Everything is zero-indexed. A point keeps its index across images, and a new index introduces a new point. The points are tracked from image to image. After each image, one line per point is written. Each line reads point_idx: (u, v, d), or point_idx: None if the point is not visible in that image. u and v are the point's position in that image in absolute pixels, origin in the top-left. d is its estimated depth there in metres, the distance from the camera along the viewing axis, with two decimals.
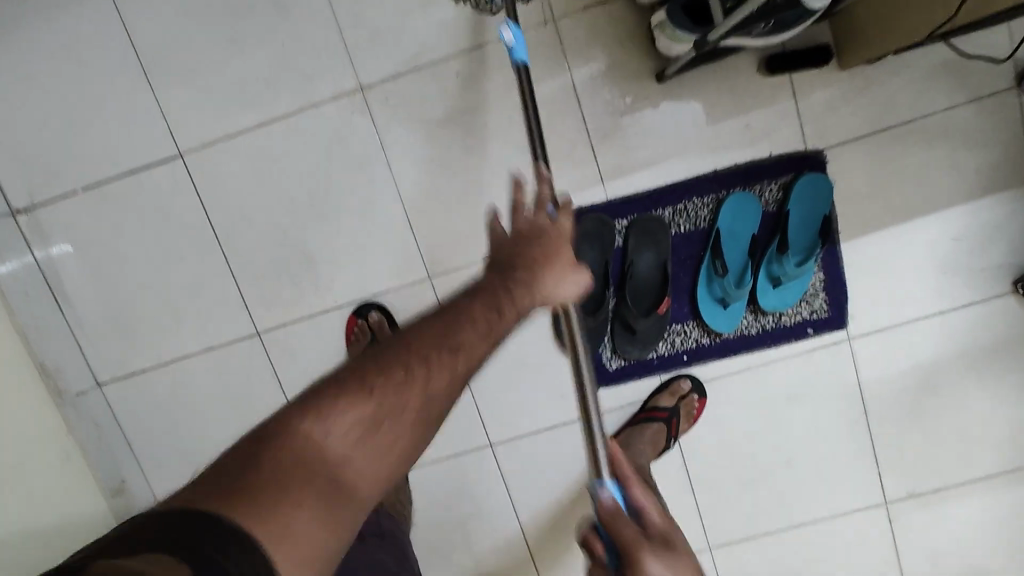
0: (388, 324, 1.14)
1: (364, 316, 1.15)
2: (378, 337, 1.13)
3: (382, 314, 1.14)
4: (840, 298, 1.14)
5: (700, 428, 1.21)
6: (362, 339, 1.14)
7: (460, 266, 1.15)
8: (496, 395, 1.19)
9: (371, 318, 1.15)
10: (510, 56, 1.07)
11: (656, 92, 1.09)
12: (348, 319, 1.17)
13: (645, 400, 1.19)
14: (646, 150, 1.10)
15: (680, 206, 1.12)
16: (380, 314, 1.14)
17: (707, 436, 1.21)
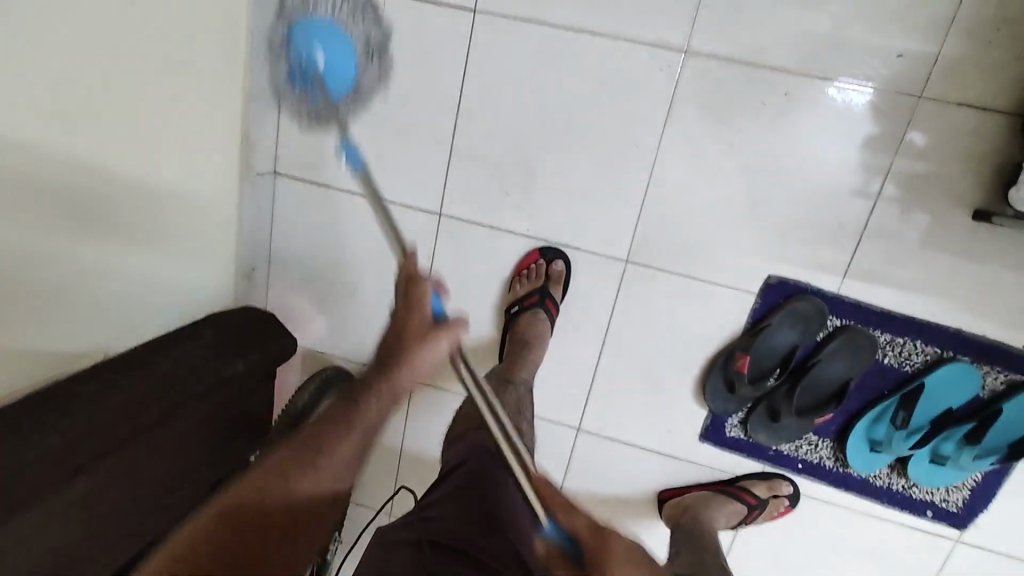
0: (562, 280, 1.12)
1: (546, 260, 1.12)
2: (550, 286, 1.11)
3: (564, 269, 1.12)
4: (978, 506, 1.09)
5: (766, 529, 1.19)
6: (533, 278, 1.11)
7: (659, 269, 1.10)
8: (612, 393, 1.19)
9: (552, 265, 1.12)
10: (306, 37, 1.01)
11: (964, 227, 0.98)
12: (528, 254, 1.13)
13: (739, 477, 1.17)
14: (909, 273, 1.01)
15: (900, 340, 1.04)
16: (563, 267, 1.12)
17: (768, 538, 1.20)
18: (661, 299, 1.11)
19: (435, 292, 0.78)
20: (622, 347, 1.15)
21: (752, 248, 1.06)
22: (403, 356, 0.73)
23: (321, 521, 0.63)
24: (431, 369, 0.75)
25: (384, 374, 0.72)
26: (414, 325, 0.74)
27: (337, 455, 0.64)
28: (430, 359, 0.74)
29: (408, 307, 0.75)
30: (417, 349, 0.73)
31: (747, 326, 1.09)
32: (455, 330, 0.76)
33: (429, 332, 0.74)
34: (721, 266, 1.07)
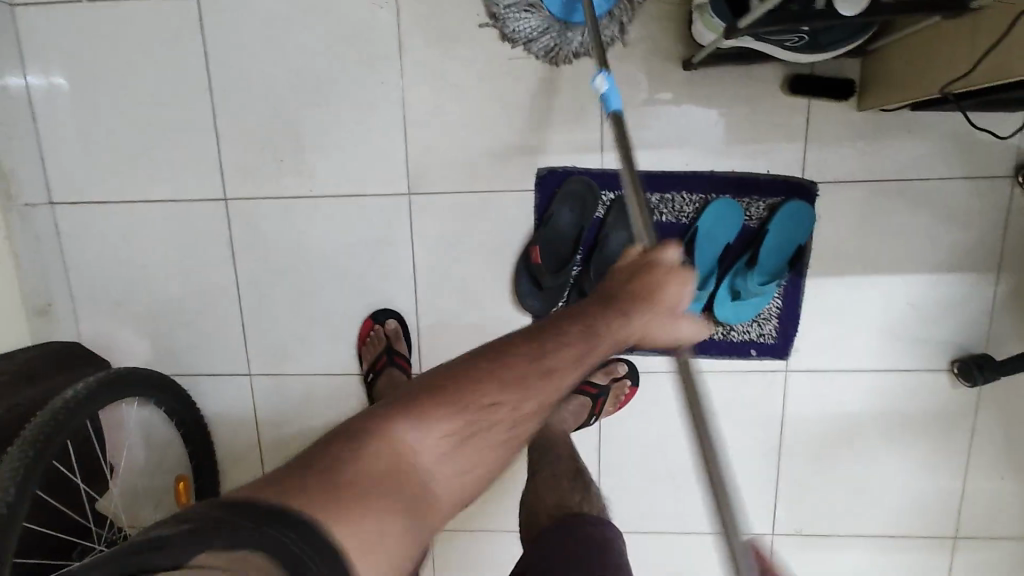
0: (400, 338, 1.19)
1: (381, 322, 1.20)
2: (393, 343, 1.18)
3: (399, 323, 1.20)
4: (790, 331, 1.16)
5: (623, 416, 1.23)
6: (376, 342, 1.19)
7: (443, 192, 1.14)
8: (442, 326, 1.21)
9: (388, 325, 1.20)
10: None
11: (680, 78, 1.08)
12: (364, 323, 1.22)
13: None
14: (653, 133, 1.10)
15: (668, 196, 1.12)
16: (399, 322, 1.20)
17: (628, 424, 1.23)
18: (454, 221, 1.16)
19: (683, 286, 0.69)
20: (435, 279, 1.19)
21: (517, 150, 1.13)
22: (650, 290, 0.68)
23: (404, 520, 0.58)
24: (655, 343, 0.70)
25: (595, 317, 0.67)
26: (664, 304, 0.68)
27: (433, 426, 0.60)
28: (658, 336, 0.69)
29: (664, 282, 0.69)
30: (655, 314, 0.68)
31: (536, 222, 1.14)
32: (694, 333, 0.70)
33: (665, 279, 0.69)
34: (495, 173, 1.13)
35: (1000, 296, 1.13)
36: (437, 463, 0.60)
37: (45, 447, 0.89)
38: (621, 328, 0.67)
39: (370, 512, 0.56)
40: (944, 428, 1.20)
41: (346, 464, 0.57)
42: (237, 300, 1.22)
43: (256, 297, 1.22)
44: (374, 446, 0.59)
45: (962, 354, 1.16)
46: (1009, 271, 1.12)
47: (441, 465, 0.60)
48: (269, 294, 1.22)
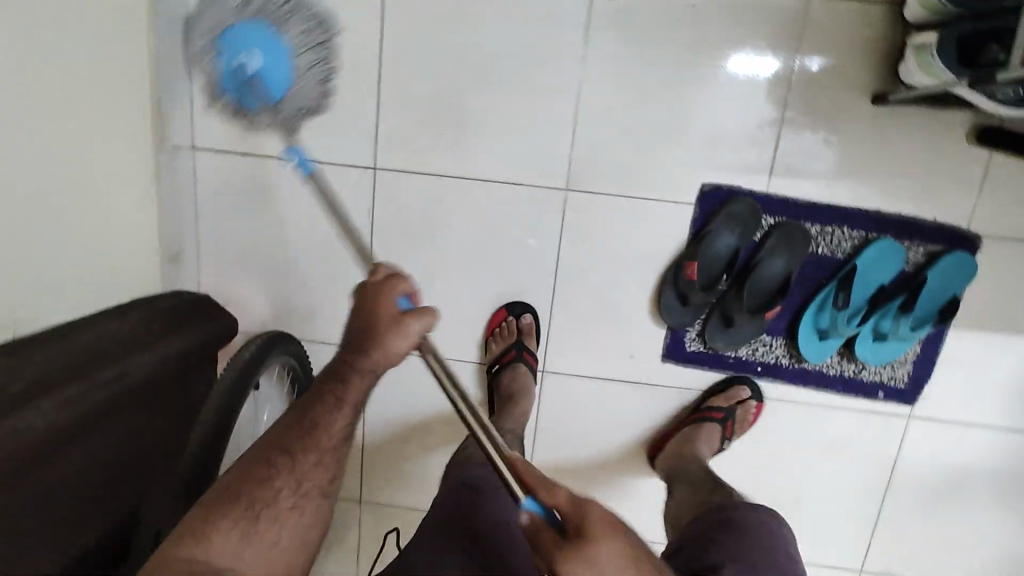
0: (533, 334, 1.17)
1: (515, 316, 1.17)
2: (525, 340, 1.16)
3: (533, 321, 1.17)
4: (921, 378, 1.16)
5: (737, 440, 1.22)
6: (507, 335, 1.16)
7: (600, 194, 1.12)
8: (572, 327, 1.19)
9: (522, 320, 1.17)
10: (237, 54, 0.95)
11: (865, 112, 1.06)
12: (496, 313, 1.19)
13: (705, 392, 1.19)
14: (826, 164, 1.08)
15: (829, 229, 1.10)
16: (532, 320, 1.17)
17: (741, 448, 1.23)
18: (605, 223, 1.13)
19: (404, 292, 0.72)
20: (575, 279, 1.16)
21: (683, 160, 1.10)
22: (371, 337, 0.70)
23: (266, 552, 0.64)
24: (399, 359, 0.71)
25: (338, 370, 0.71)
26: (383, 321, 0.70)
27: (220, 524, 0.63)
28: (393, 352, 0.70)
29: (377, 298, 0.71)
30: (371, 354, 0.70)
31: (690, 236, 1.12)
32: (424, 322, 0.71)
33: (390, 324, 0.70)
34: (656, 182, 1.11)
35: None
36: (237, 559, 0.62)
37: (239, 391, 0.99)
38: (374, 359, 0.70)
39: (256, 544, 0.64)
40: None
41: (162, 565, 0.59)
42: (365, 273, 1.19)
43: None
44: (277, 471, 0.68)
45: None
46: None
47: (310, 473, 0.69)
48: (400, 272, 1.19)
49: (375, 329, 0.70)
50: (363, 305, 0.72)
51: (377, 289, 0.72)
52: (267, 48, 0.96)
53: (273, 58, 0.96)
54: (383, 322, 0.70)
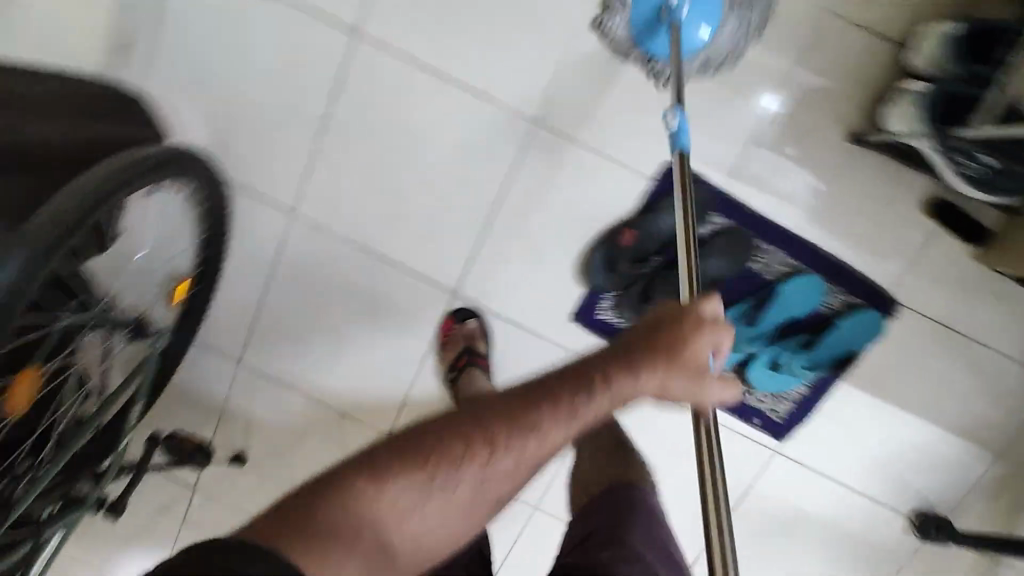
0: (478, 337, 1.18)
1: (459, 320, 1.19)
2: (472, 345, 1.17)
3: (479, 325, 1.19)
4: (798, 418, 1.19)
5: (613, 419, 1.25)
6: (455, 341, 1.17)
7: (567, 136, 1.10)
8: (496, 257, 1.18)
9: (466, 324, 1.19)
10: None
11: (838, 146, 1.06)
12: (445, 319, 1.21)
13: None
14: (785, 184, 1.09)
15: (768, 248, 1.11)
16: (477, 324, 1.19)
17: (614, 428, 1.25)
18: (561, 167, 1.12)
19: (713, 315, 0.71)
20: (514, 213, 1.15)
21: (656, 132, 1.09)
22: (672, 345, 0.69)
23: (456, 522, 0.62)
24: (682, 397, 0.70)
25: (611, 367, 0.68)
26: (697, 318, 0.71)
27: (464, 474, 0.61)
28: (701, 389, 0.70)
29: (699, 331, 0.70)
30: (670, 367, 0.69)
31: (637, 209, 1.12)
32: (723, 390, 0.72)
33: (704, 324, 0.71)
34: (623, 144, 1.10)
35: (984, 477, 1.20)
36: (480, 481, 0.62)
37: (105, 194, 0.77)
38: (631, 387, 0.68)
39: (438, 500, 0.60)
40: (875, 561, 1.27)
41: (429, 449, 0.61)
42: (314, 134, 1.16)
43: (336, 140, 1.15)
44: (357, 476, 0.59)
45: (924, 508, 1.23)
46: (1005, 460, 1.18)
47: (474, 482, 0.62)
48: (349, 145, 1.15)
49: (691, 318, 0.71)
50: (663, 320, 0.71)
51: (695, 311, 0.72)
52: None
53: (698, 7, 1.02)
54: (676, 338, 0.70)
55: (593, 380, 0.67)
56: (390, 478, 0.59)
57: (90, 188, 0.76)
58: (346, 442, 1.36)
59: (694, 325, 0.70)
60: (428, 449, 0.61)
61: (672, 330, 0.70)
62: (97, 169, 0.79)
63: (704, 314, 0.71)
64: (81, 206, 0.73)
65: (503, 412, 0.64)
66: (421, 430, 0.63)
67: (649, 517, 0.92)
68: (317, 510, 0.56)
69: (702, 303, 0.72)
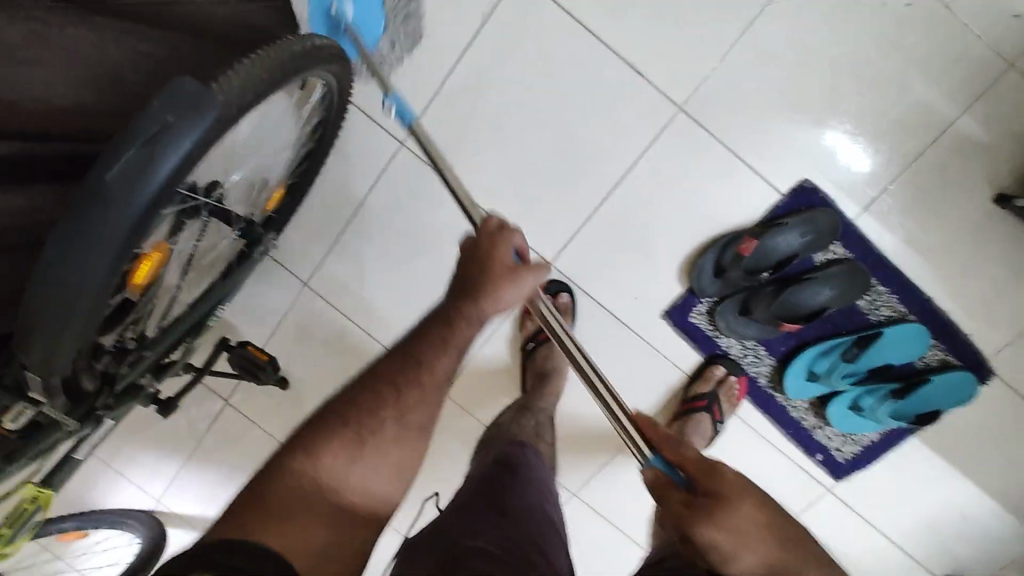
0: (569, 314, 1.16)
1: (552, 292, 1.16)
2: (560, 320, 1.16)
3: (571, 302, 1.16)
4: (860, 463, 1.19)
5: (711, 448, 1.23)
6: None
7: (710, 130, 1.05)
8: (601, 238, 1.13)
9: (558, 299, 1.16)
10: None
11: (984, 203, 1.02)
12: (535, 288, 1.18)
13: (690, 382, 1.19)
14: (917, 229, 1.05)
15: (883, 289, 1.08)
16: (570, 300, 1.16)
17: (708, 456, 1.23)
18: (695, 161, 1.07)
19: (517, 244, 0.82)
20: (632, 197, 1.10)
21: (800, 147, 1.04)
22: (489, 285, 0.78)
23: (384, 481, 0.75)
24: (506, 308, 0.80)
25: (455, 308, 0.79)
26: (503, 265, 0.79)
27: (383, 426, 0.74)
28: (505, 300, 0.78)
29: (494, 247, 0.80)
30: (482, 305, 0.78)
31: (761, 220, 1.08)
32: (537, 275, 0.80)
33: (514, 273, 0.79)
34: (764, 152, 1.05)
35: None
36: (404, 415, 0.75)
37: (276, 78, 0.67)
38: (472, 313, 0.78)
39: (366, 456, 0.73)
40: None
41: (377, 403, 0.75)
42: (444, 68, 1.09)
43: (466, 78, 1.09)
44: (290, 473, 0.70)
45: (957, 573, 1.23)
46: None
47: (366, 465, 0.73)
48: (478, 88, 1.09)
49: (496, 261, 0.79)
50: (477, 249, 0.80)
51: (496, 231, 0.81)
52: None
53: (366, 13, 0.93)
54: (495, 263, 0.79)
55: (427, 340, 0.78)
56: (332, 445, 0.72)
57: (275, 67, 0.66)
58: None
59: (506, 242, 0.80)
60: (355, 429, 0.73)
61: (479, 280, 0.78)
62: (271, 48, 0.68)
63: (513, 237, 0.82)
64: (259, 87, 0.63)
65: (363, 402, 0.75)
66: (345, 423, 0.74)
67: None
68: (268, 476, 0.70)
69: (511, 236, 0.81)
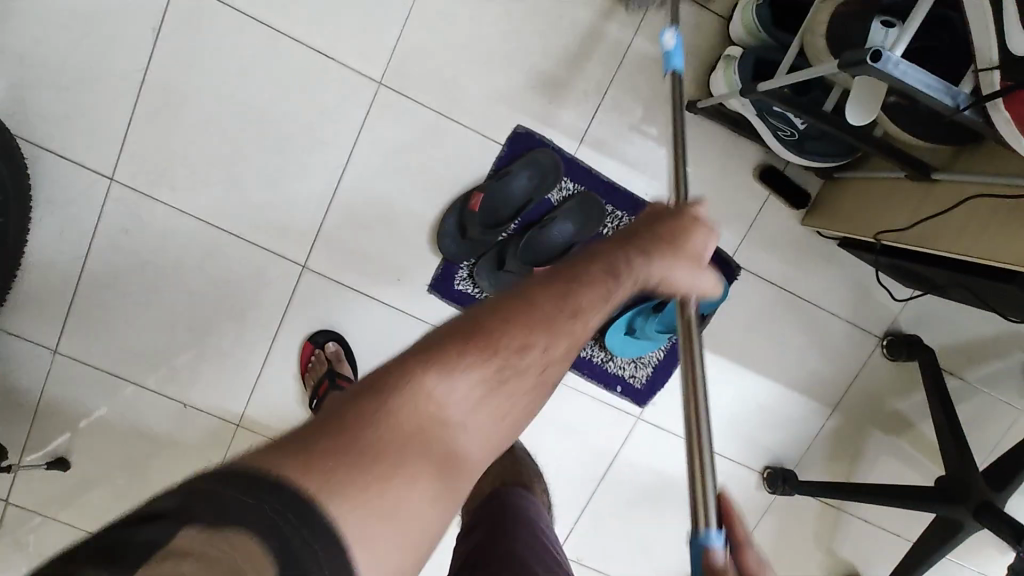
0: (343, 359, 1.13)
1: (320, 345, 1.14)
2: (335, 367, 1.11)
3: (339, 346, 1.14)
4: (656, 383, 1.22)
5: None
6: (317, 367, 1.11)
7: (416, 99, 1.07)
8: (347, 228, 1.12)
9: (327, 348, 1.14)
10: None
11: (678, 114, 1.10)
12: (304, 346, 1.16)
13: None
14: (632, 151, 1.11)
15: (620, 214, 1.13)
16: (337, 344, 1.14)
17: None
18: (411, 131, 1.08)
19: (697, 243, 0.69)
20: (363, 181, 1.10)
21: (505, 97, 1.07)
22: (649, 245, 0.66)
23: (424, 503, 0.49)
24: (612, 302, 0.62)
25: (596, 258, 0.64)
26: (688, 250, 0.68)
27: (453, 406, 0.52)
28: (682, 276, 0.66)
29: (672, 230, 0.68)
30: (597, 282, 0.61)
31: (490, 173, 1.09)
32: (694, 277, 0.68)
33: (681, 245, 0.68)
34: (474, 108, 1.08)
35: (824, 429, 1.28)
36: (467, 416, 0.53)
37: None
38: (600, 301, 0.60)
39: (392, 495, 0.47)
40: None
41: (401, 413, 0.50)
42: (134, 92, 1.05)
43: (164, 96, 1.05)
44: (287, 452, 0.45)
45: (777, 464, 1.29)
46: (840, 412, 1.27)
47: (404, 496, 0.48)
48: (175, 103, 1.05)
49: (681, 245, 0.68)
50: (666, 219, 0.69)
51: (679, 220, 0.69)
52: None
53: None
54: (650, 243, 0.67)
55: (536, 339, 0.56)
56: (347, 491, 0.45)
57: None
58: (189, 441, 1.21)
59: (684, 215, 0.70)
60: (366, 432, 0.48)
61: (653, 240, 0.67)
62: None
63: (693, 216, 0.70)
64: None
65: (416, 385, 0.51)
66: (374, 444, 0.48)
67: (530, 519, 0.85)
68: (318, 447, 0.46)
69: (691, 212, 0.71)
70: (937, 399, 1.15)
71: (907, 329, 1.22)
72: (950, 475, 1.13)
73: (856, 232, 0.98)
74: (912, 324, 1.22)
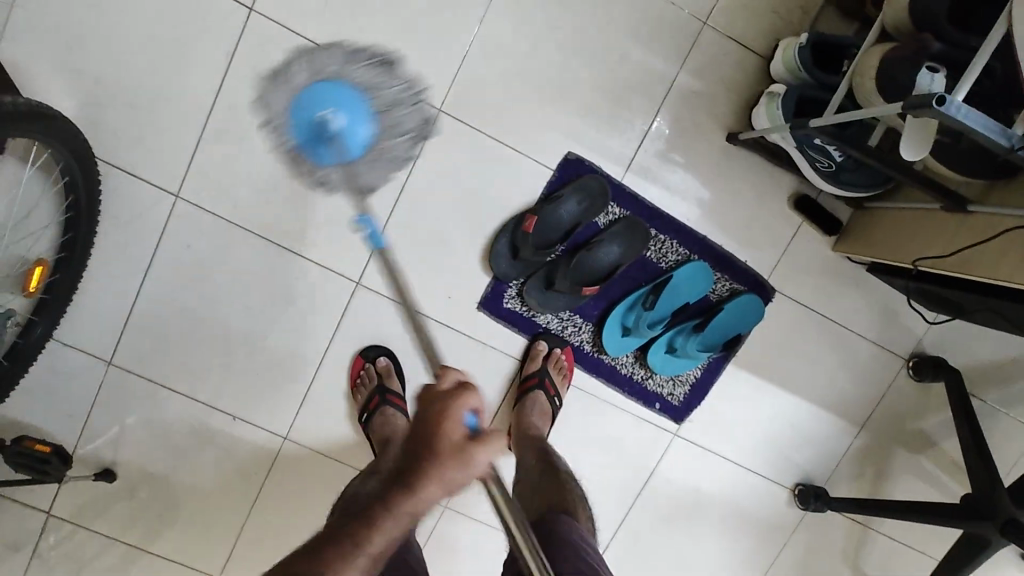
0: (392, 374, 1.17)
1: (371, 360, 1.18)
2: (385, 383, 1.16)
3: (390, 361, 1.18)
4: (694, 401, 1.26)
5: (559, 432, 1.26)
6: (368, 382, 1.16)
7: (472, 126, 1.12)
8: (402, 247, 1.16)
9: (378, 363, 1.18)
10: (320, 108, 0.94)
11: (719, 143, 1.16)
12: (355, 360, 1.20)
13: (522, 366, 1.22)
14: (675, 179, 1.17)
15: (663, 238, 1.18)
16: (388, 360, 1.18)
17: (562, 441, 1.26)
18: (466, 155, 1.13)
19: (472, 409, 0.67)
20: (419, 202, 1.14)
21: (556, 125, 1.13)
22: (426, 447, 0.66)
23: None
24: (454, 487, 0.67)
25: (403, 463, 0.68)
26: (450, 446, 0.65)
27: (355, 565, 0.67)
28: (453, 483, 0.65)
29: (442, 417, 0.66)
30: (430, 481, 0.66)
31: (541, 197, 1.15)
32: (463, 431, 0.66)
33: (463, 449, 0.65)
34: (527, 135, 1.13)
35: (852, 447, 1.32)
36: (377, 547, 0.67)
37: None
38: (419, 501, 0.67)
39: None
40: (767, 536, 1.35)
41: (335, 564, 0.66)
42: (202, 114, 1.09)
43: (232, 118, 1.10)
44: None
45: (806, 481, 1.33)
46: (867, 431, 1.32)
47: None
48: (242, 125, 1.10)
49: (441, 409, 0.67)
50: (427, 413, 0.67)
51: (437, 410, 0.67)
52: (346, 107, 0.95)
53: (353, 118, 0.95)
54: (441, 421, 0.66)
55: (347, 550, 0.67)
56: None
57: None
58: (235, 453, 1.23)
59: (449, 407, 0.66)
60: None
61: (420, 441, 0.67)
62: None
63: (444, 387, 0.69)
64: None
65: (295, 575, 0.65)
66: None
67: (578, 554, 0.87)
68: None
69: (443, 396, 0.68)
70: (961, 419, 1.20)
71: (931, 351, 1.28)
72: (974, 494, 1.18)
73: (891, 258, 1.05)
74: (936, 346, 1.28)
